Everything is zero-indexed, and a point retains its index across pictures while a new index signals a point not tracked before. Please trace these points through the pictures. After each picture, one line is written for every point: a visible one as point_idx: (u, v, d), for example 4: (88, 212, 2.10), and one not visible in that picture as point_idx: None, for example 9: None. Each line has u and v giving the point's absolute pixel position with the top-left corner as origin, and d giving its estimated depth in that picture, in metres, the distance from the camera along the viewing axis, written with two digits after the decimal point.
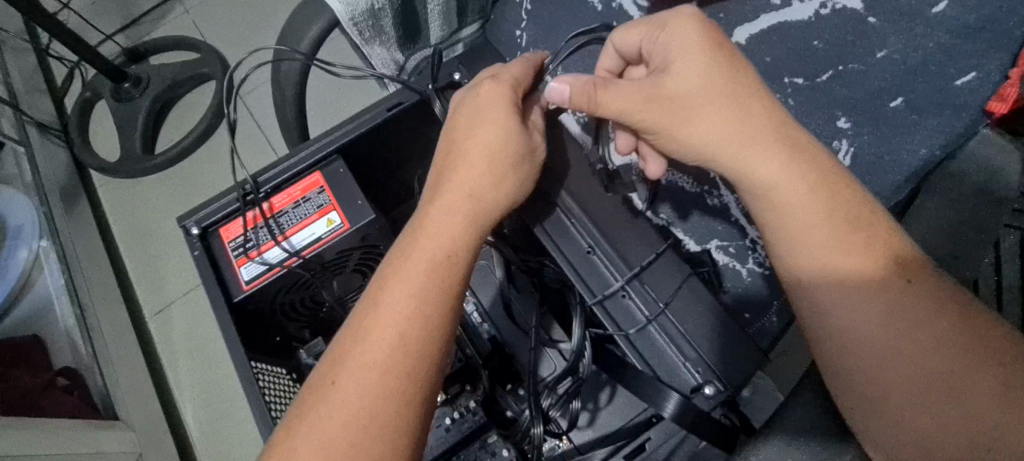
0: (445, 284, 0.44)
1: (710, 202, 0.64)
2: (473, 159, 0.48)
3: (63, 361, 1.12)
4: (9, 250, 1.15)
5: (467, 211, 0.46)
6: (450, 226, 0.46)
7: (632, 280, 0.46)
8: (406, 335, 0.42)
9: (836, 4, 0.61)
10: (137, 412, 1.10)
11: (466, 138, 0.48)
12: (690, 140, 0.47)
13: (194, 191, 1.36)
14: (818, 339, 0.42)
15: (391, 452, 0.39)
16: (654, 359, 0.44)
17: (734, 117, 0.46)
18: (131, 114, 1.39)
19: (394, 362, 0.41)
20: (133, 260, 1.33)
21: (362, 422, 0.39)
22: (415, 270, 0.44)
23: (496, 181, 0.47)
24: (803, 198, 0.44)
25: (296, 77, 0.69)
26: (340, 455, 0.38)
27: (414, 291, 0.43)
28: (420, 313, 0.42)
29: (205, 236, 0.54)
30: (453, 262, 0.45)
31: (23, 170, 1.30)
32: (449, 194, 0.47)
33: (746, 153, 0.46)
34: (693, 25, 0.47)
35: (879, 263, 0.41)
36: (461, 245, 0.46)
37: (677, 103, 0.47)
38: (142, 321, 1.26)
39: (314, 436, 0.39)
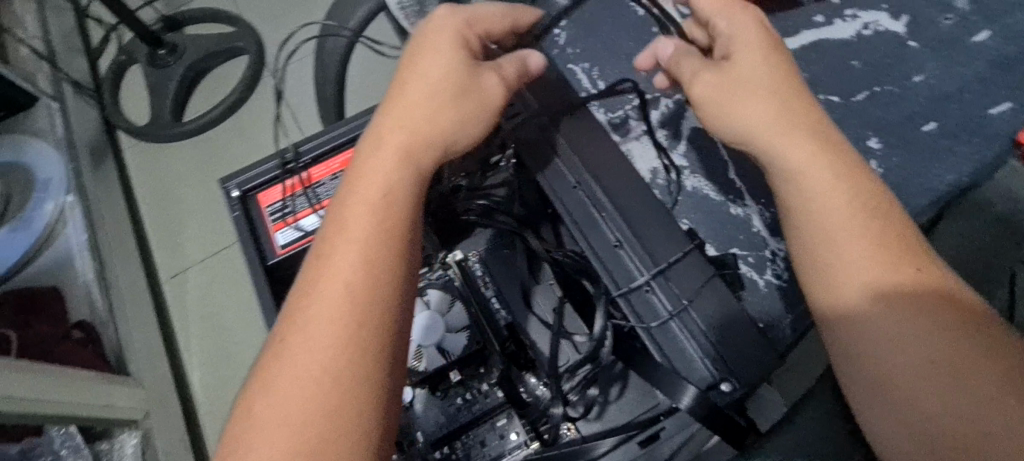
0: (393, 212, 0.47)
1: (734, 211, 0.65)
2: (416, 98, 0.51)
3: (80, 314, 1.14)
4: (36, 204, 1.21)
5: (401, 153, 0.50)
6: (384, 170, 0.49)
7: (657, 276, 0.47)
8: (355, 282, 0.44)
9: (879, 26, 0.63)
10: (148, 370, 1.12)
11: (416, 81, 0.52)
12: (733, 119, 0.51)
13: (218, 162, 1.39)
14: (832, 336, 0.45)
15: (349, 394, 0.41)
16: (674, 353, 0.46)
17: (779, 110, 0.49)
18: (164, 80, 1.41)
19: (353, 289, 0.44)
20: (154, 223, 1.36)
21: (321, 369, 0.42)
22: (358, 217, 0.47)
23: (438, 120, 0.51)
24: (826, 182, 0.46)
25: (339, 55, 0.71)
26: (304, 399, 0.41)
27: (364, 220, 0.47)
28: (367, 238, 0.46)
29: (245, 199, 0.56)
30: (393, 190, 0.48)
31: (55, 124, 1.33)
32: (389, 129, 0.51)
33: (783, 144, 0.48)
34: (755, 23, 0.53)
35: (881, 261, 0.44)
36: (399, 184, 0.49)
37: (733, 85, 0.52)
38: (158, 283, 1.29)
39: (280, 385, 0.42)
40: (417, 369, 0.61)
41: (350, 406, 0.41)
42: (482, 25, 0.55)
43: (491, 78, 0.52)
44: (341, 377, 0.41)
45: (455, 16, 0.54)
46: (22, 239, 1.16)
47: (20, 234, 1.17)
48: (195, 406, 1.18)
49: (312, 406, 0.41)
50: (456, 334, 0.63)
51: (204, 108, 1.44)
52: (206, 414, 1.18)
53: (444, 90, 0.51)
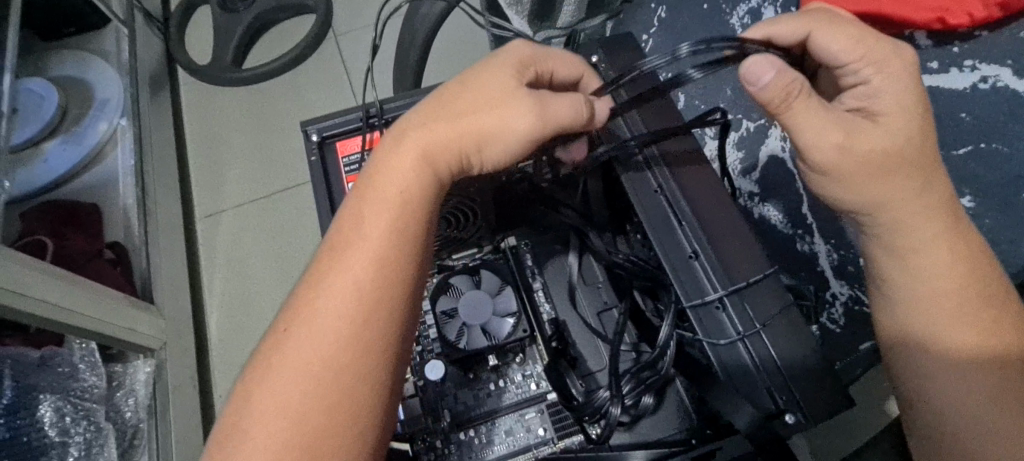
0: (405, 233, 0.43)
1: (800, 246, 0.64)
2: (451, 104, 0.46)
3: (114, 236, 1.14)
4: (91, 122, 1.22)
5: (426, 160, 0.44)
6: (406, 173, 0.44)
7: (732, 294, 0.46)
8: (360, 284, 0.41)
9: (999, 81, 0.68)
10: (171, 302, 1.12)
11: (452, 93, 0.46)
12: (861, 193, 0.43)
13: (271, 113, 1.39)
14: (909, 387, 0.44)
15: (345, 399, 0.39)
16: (738, 374, 0.44)
17: (911, 186, 0.43)
18: (232, 25, 1.43)
19: (357, 305, 0.41)
20: (198, 162, 1.37)
21: (315, 370, 0.39)
22: (373, 217, 0.43)
23: (468, 130, 0.45)
24: (945, 263, 0.43)
25: (432, 21, 0.70)
26: (296, 399, 0.39)
27: (375, 235, 0.42)
28: (380, 248, 0.42)
29: (322, 145, 0.56)
30: (408, 204, 0.43)
31: (121, 49, 1.35)
32: (412, 139, 0.45)
33: (911, 222, 0.43)
34: (905, 75, 0.43)
35: (980, 330, 0.43)
36: (420, 192, 0.44)
37: (866, 156, 0.42)
38: (192, 221, 1.31)
39: (272, 380, 0.40)
40: (459, 346, 0.60)
41: (336, 423, 0.39)
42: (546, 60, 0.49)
43: (530, 101, 0.45)
44: (331, 394, 0.39)
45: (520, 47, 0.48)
46: (71, 153, 1.18)
47: (71, 147, 1.18)
48: (208, 346, 1.19)
49: (304, 407, 0.39)
50: (502, 319, 0.62)
51: (265, 59, 1.46)
52: (218, 356, 1.18)
53: (481, 104, 0.45)
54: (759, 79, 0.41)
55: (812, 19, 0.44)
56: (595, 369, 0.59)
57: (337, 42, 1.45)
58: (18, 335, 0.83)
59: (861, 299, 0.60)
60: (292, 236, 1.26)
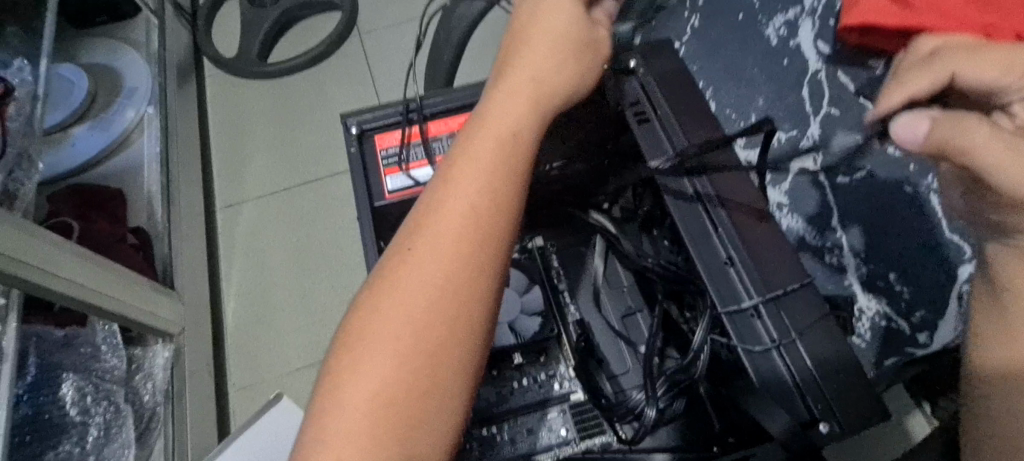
0: (517, 151, 0.47)
1: (828, 259, 0.63)
2: (537, 51, 0.51)
3: (138, 221, 1.15)
4: (120, 108, 1.24)
5: (527, 100, 0.49)
6: (511, 110, 0.48)
7: (767, 302, 0.46)
8: (477, 205, 0.44)
9: None
10: (189, 289, 1.13)
11: (535, 45, 0.52)
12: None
13: (295, 107, 1.41)
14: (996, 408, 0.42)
15: (469, 301, 0.42)
16: (773, 382, 0.44)
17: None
18: (259, 19, 1.45)
19: (477, 216, 0.44)
20: (221, 153, 1.39)
21: (440, 278, 0.43)
22: (483, 148, 0.47)
23: (557, 74, 0.51)
24: None
25: (468, 22, 0.70)
26: (423, 304, 0.42)
27: (488, 155, 0.46)
28: (492, 170, 0.46)
29: (360, 138, 0.57)
30: (521, 129, 0.48)
31: (151, 38, 1.38)
32: (515, 78, 0.50)
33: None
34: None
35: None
36: (524, 125, 0.48)
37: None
38: (213, 210, 1.32)
39: (397, 292, 0.43)
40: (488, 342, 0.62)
41: (463, 326, 0.42)
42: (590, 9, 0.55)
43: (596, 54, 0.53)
44: (455, 300, 0.42)
45: None
46: (99, 138, 1.20)
47: (99, 133, 1.20)
48: (223, 334, 1.20)
49: (432, 310, 0.42)
50: (530, 317, 0.64)
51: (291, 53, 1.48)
52: (233, 344, 1.19)
53: (567, 42, 0.52)
54: (913, 134, 0.39)
55: (945, 63, 0.45)
56: (618, 372, 0.59)
57: (361, 40, 1.47)
58: (41, 314, 0.86)
59: (888, 316, 0.60)
60: (310, 228, 1.27)
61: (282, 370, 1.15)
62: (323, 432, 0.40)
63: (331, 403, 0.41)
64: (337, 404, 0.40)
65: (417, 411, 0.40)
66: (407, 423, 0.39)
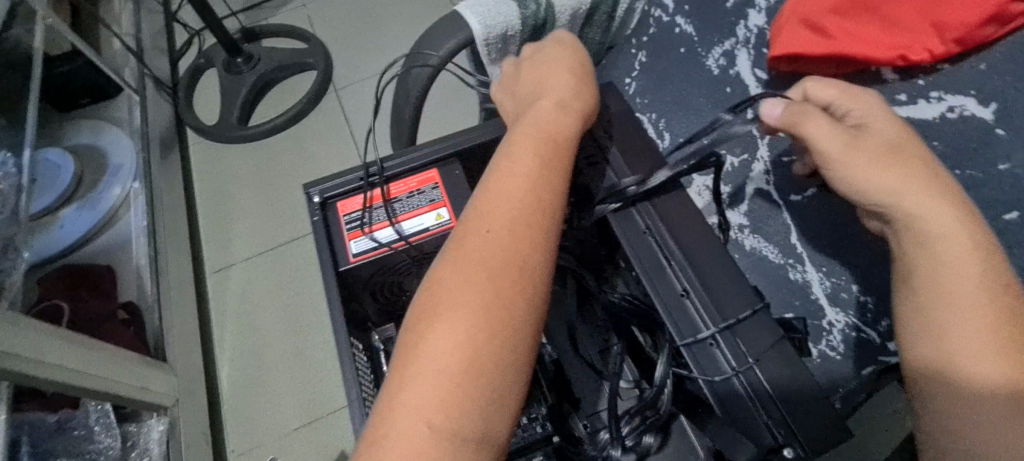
0: (563, 146, 0.50)
1: (792, 275, 0.66)
2: (562, 65, 0.57)
3: (128, 296, 1.18)
4: (105, 187, 1.27)
5: (566, 101, 0.53)
6: (554, 111, 0.52)
7: (724, 331, 0.47)
8: (535, 192, 0.47)
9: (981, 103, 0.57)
10: (182, 359, 1.13)
11: (561, 60, 0.58)
12: (869, 178, 0.45)
13: (276, 167, 1.45)
14: (926, 402, 0.40)
15: (533, 281, 0.43)
16: (735, 410, 0.45)
17: (906, 170, 0.45)
18: (236, 86, 1.49)
19: (522, 209, 0.46)
20: (208, 218, 1.42)
21: (506, 260, 0.44)
22: (534, 143, 0.50)
23: (586, 82, 0.56)
24: (963, 256, 0.42)
25: (423, 82, 0.72)
26: (490, 283, 0.43)
27: (538, 149, 0.49)
28: (546, 163, 0.48)
29: (324, 206, 0.59)
30: (558, 131, 0.51)
31: (134, 115, 1.42)
32: (549, 87, 0.55)
33: (921, 201, 0.44)
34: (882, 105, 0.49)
35: (1003, 345, 0.39)
36: (567, 121, 0.52)
37: (863, 148, 0.46)
38: (203, 276, 1.34)
39: (465, 273, 0.44)
40: None
41: (514, 314, 0.42)
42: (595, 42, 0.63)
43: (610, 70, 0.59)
44: (510, 285, 0.43)
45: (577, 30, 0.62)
46: (86, 218, 1.22)
47: (86, 213, 1.23)
48: (218, 401, 1.20)
49: (500, 289, 0.43)
50: None
51: (270, 115, 1.52)
52: (229, 411, 1.19)
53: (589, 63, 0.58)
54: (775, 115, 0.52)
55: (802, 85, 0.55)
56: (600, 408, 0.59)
57: (338, 95, 1.52)
58: (37, 401, 0.85)
59: (858, 326, 0.61)
60: (300, 285, 1.29)
61: (279, 431, 1.15)
62: (395, 415, 0.39)
63: (400, 386, 0.40)
64: (408, 384, 0.40)
65: (489, 387, 0.40)
66: (475, 405, 0.39)
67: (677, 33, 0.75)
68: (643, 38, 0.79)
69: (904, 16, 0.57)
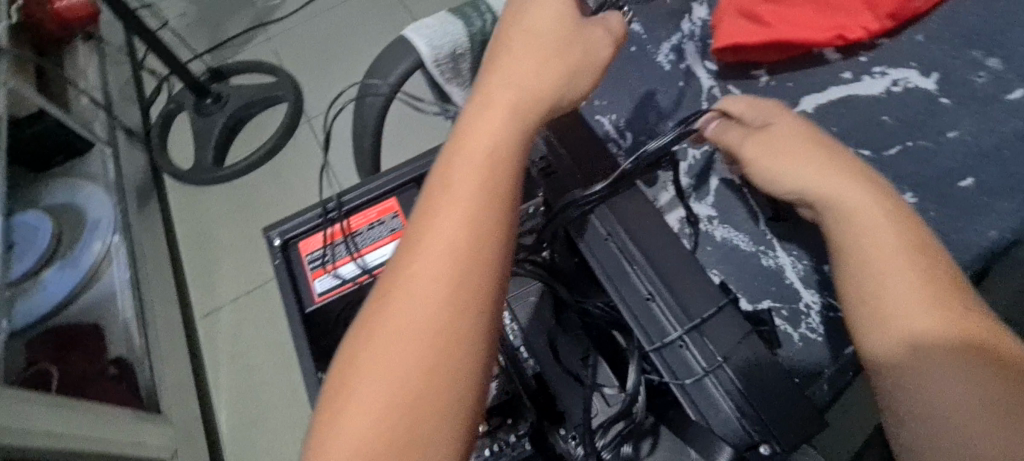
0: (501, 171, 0.42)
1: (765, 262, 0.65)
2: (518, 54, 0.48)
3: (118, 352, 1.18)
4: (85, 244, 1.27)
5: (512, 109, 0.45)
6: (494, 124, 0.44)
7: (691, 331, 0.47)
8: (464, 235, 0.40)
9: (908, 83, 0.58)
10: (177, 409, 1.13)
11: (516, 45, 0.48)
12: (789, 175, 0.49)
13: (256, 204, 1.44)
14: (881, 377, 0.41)
15: (459, 344, 0.37)
16: (710, 412, 0.45)
17: (824, 159, 0.47)
18: (207, 127, 1.48)
19: (449, 255, 0.39)
20: (192, 263, 1.41)
21: (428, 319, 0.38)
22: (466, 170, 0.42)
23: (542, 79, 0.47)
24: (881, 222, 0.44)
25: (378, 111, 0.71)
26: (407, 349, 0.37)
27: (470, 178, 0.42)
28: (479, 194, 0.41)
29: (286, 247, 0.59)
30: (502, 148, 0.43)
31: (107, 168, 1.42)
32: (497, 84, 0.46)
33: (845, 186, 0.45)
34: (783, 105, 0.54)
35: (933, 306, 0.40)
36: (509, 138, 0.44)
37: (778, 149, 0.50)
38: (192, 321, 1.33)
39: (382, 337, 0.38)
40: None
41: (435, 388, 0.36)
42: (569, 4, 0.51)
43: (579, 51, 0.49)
44: (431, 352, 0.37)
45: None
46: (69, 277, 1.22)
47: (68, 272, 1.23)
48: (219, 446, 1.19)
49: (419, 356, 0.37)
50: None
51: (244, 153, 1.52)
52: (231, 454, 1.18)
53: (554, 42, 0.48)
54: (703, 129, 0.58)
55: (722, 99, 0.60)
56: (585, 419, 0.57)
57: (310, 125, 1.52)
58: None
59: (834, 306, 0.61)
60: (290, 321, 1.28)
61: None
62: None
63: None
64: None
65: None
66: None
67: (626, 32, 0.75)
68: None
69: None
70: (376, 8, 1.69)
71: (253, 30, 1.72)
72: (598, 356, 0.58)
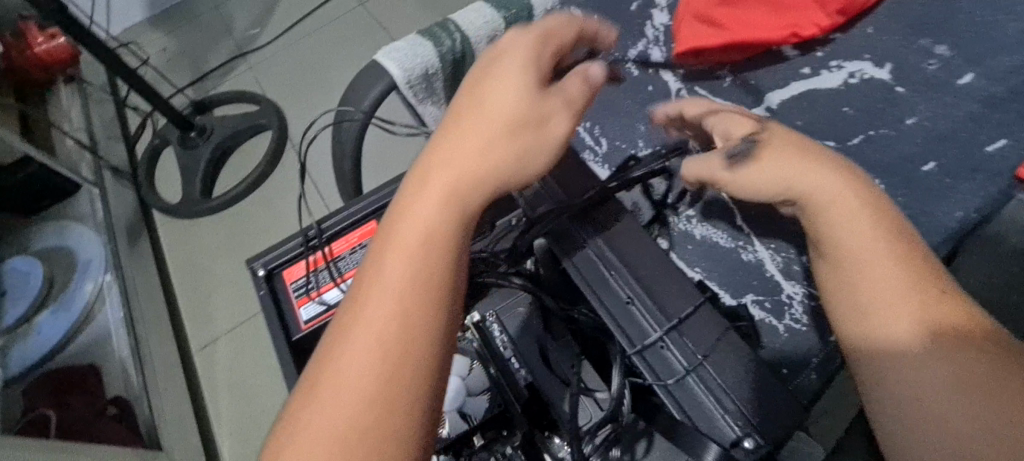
0: (448, 241, 0.39)
1: (744, 257, 0.67)
2: (485, 107, 0.43)
3: (115, 390, 1.20)
4: (77, 285, 1.29)
5: (468, 173, 0.40)
6: (445, 188, 0.40)
7: (670, 332, 0.48)
8: (408, 306, 0.37)
9: (864, 74, 0.61)
10: (178, 444, 1.12)
11: (484, 94, 0.43)
12: (764, 185, 0.48)
13: (246, 232, 1.45)
14: (861, 369, 0.42)
15: (391, 429, 0.34)
16: (693, 410, 0.45)
17: (799, 161, 0.47)
18: (193, 160, 1.49)
19: (388, 328, 0.36)
20: (185, 296, 1.40)
21: (362, 398, 0.35)
22: (413, 235, 0.39)
23: (503, 140, 0.42)
24: (864, 216, 0.44)
25: (356, 134, 0.72)
26: (338, 429, 0.34)
27: (416, 246, 0.38)
28: (424, 264, 0.38)
29: (270, 277, 0.60)
30: (435, 250, 0.38)
31: (96, 208, 1.43)
32: (457, 139, 0.42)
33: (826, 186, 0.45)
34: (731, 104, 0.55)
35: (917, 297, 0.41)
36: (461, 205, 0.40)
37: (748, 158, 0.49)
38: (189, 353, 1.32)
39: (315, 411, 0.35)
40: (440, 435, 0.61)
41: None
42: (556, 42, 0.46)
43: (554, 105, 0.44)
44: (361, 435, 0.34)
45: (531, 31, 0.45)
46: (62, 320, 1.23)
47: (61, 315, 1.24)
48: None
49: (350, 437, 0.34)
50: (478, 396, 0.64)
51: (232, 183, 1.52)
52: None
53: (510, 117, 0.42)
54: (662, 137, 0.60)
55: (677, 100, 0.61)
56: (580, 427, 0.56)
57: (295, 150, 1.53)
58: None
59: (813, 294, 0.63)
60: None
61: None
62: None
63: None
64: None
65: None
66: None
67: None
68: None
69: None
70: (354, 30, 1.71)
71: (234, 60, 1.74)
72: (584, 360, 0.59)
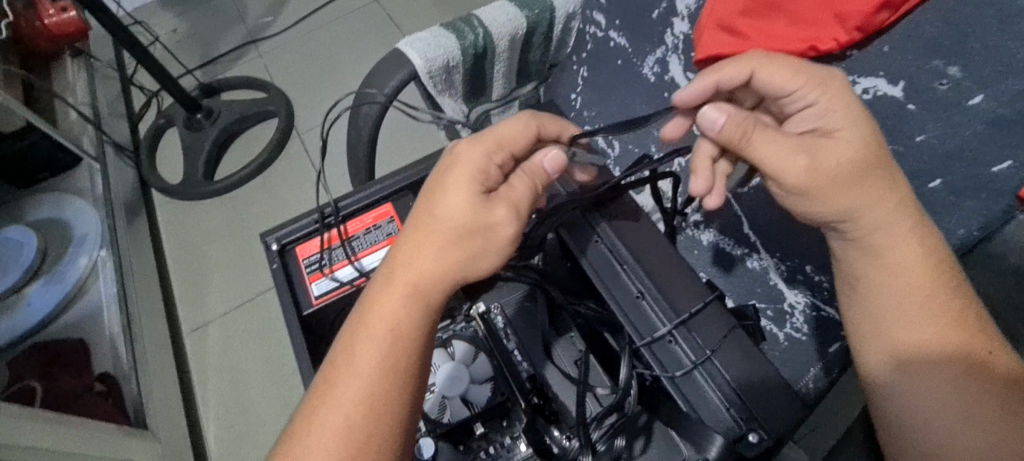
0: (407, 336, 0.45)
1: (750, 263, 0.69)
2: (439, 214, 0.47)
3: (103, 367, 1.18)
4: (71, 258, 1.27)
5: (422, 279, 0.46)
6: (396, 297, 0.46)
7: (679, 326, 0.48)
8: (372, 394, 0.43)
9: (879, 90, 0.62)
10: (165, 426, 1.10)
11: (437, 202, 0.48)
12: (830, 204, 0.47)
13: (247, 217, 1.45)
14: (887, 389, 0.46)
15: None
16: (699, 402, 0.46)
17: (874, 194, 0.47)
18: (198, 142, 1.48)
19: (355, 411, 0.43)
20: (179, 278, 1.39)
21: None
22: (377, 331, 0.45)
23: (455, 247, 0.47)
24: (917, 263, 0.47)
25: (374, 120, 0.73)
26: None
27: (381, 340, 0.45)
28: (387, 356, 0.44)
29: (282, 252, 0.60)
30: (400, 338, 0.45)
31: (96, 184, 1.42)
32: (416, 241, 0.47)
33: (886, 229, 0.47)
34: (822, 82, 0.50)
35: (949, 328, 0.45)
36: (418, 307, 0.46)
37: (833, 168, 0.47)
38: (180, 335, 1.31)
39: None
40: (443, 421, 0.62)
41: None
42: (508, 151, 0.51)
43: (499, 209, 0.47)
44: None
45: (479, 144, 0.49)
46: (53, 294, 1.22)
47: (52, 288, 1.22)
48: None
49: None
50: (481, 385, 0.63)
51: (235, 168, 1.52)
52: None
53: (461, 227, 0.47)
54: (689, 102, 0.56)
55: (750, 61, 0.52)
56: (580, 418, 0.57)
57: (301, 139, 1.54)
58: None
59: (819, 305, 0.63)
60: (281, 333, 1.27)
61: None
62: None
63: None
64: None
65: None
66: None
67: (612, 46, 0.80)
68: (582, 54, 0.84)
69: (808, 12, 0.63)
70: (368, 24, 1.72)
71: (245, 46, 1.74)
72: (589, 354, 0.60)
